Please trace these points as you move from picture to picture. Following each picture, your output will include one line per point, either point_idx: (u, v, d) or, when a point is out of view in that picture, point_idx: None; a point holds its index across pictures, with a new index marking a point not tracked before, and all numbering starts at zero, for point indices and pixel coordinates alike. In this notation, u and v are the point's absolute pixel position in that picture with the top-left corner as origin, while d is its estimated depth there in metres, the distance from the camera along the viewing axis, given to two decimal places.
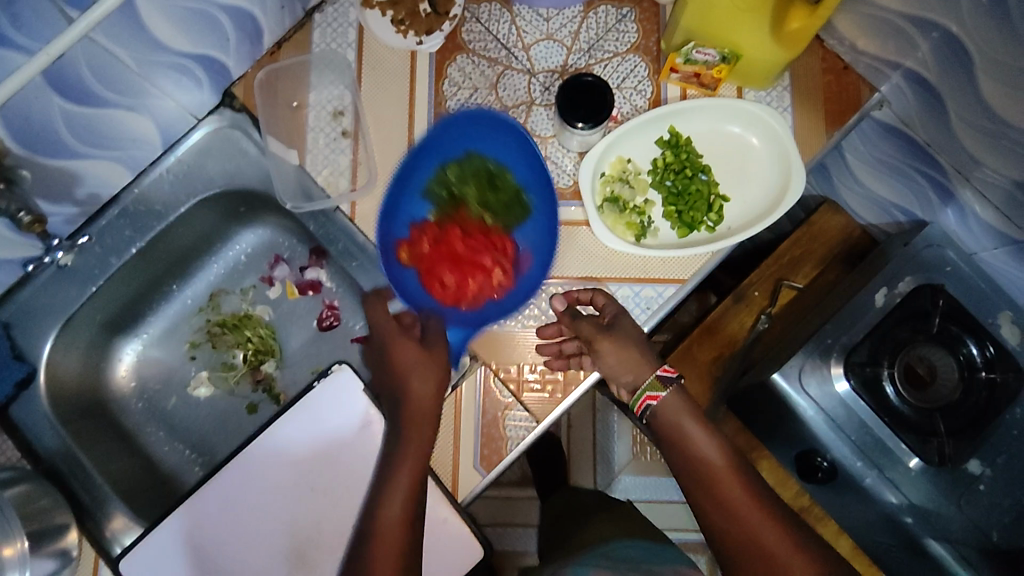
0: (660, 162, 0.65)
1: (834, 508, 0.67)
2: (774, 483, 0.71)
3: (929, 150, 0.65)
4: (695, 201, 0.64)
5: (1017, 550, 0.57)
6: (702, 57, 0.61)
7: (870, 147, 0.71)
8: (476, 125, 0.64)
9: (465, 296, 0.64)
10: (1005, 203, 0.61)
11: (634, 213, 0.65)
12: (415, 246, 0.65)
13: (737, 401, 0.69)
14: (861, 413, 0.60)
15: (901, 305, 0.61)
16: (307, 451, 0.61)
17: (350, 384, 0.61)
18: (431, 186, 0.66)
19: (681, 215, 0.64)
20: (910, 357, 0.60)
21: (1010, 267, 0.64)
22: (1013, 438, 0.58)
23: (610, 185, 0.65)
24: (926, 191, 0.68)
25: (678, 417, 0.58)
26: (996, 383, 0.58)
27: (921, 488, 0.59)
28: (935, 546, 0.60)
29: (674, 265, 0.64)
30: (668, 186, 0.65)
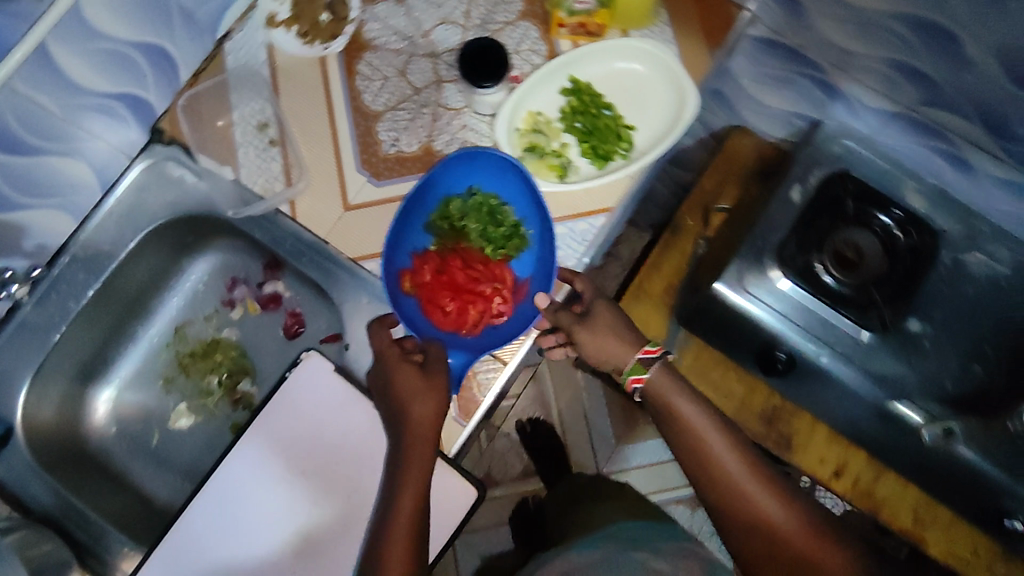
0: (567, 108, 0.67)
1: (804, 397, 0.76)
2: (745, 391, 0.80)
3: (803, 51, 0.70)
4: (605, 135, 0.66)
5: (965, 394, 0.68)
6: (582, 6, 0.66)
7: (755, 64, 0.75)
8: (479, 160, 0.64)
9: (465, 323, 0.62)
10: (883, 84, 0.66)
11: (552, 156, 0.67)
12: (415, 275, 0.64)
13: (691, 320, 0.77)
14: (805, 301, 0.70)
15: (818, 196, 0.72)
16: (291, 440, 0.62)
17: (321, 368, 0.63)
18: (433, 219, 0.65)
19: (596, 150, 0.66)
20: (836, 243, 0.71)
21: (902, 141, 0.71)
22: (938, 294, 0.69)
23: (526, 137, 0.67)
24: (813, 91, 0.73)
25: (664, 390, 0.55)
26: (915, 246, 0.70)
27: (877, 359, 0.70)
28: (899, 407, 0.69)
29: (598, 196, 0.65)
30: (579, 127, 0.66)
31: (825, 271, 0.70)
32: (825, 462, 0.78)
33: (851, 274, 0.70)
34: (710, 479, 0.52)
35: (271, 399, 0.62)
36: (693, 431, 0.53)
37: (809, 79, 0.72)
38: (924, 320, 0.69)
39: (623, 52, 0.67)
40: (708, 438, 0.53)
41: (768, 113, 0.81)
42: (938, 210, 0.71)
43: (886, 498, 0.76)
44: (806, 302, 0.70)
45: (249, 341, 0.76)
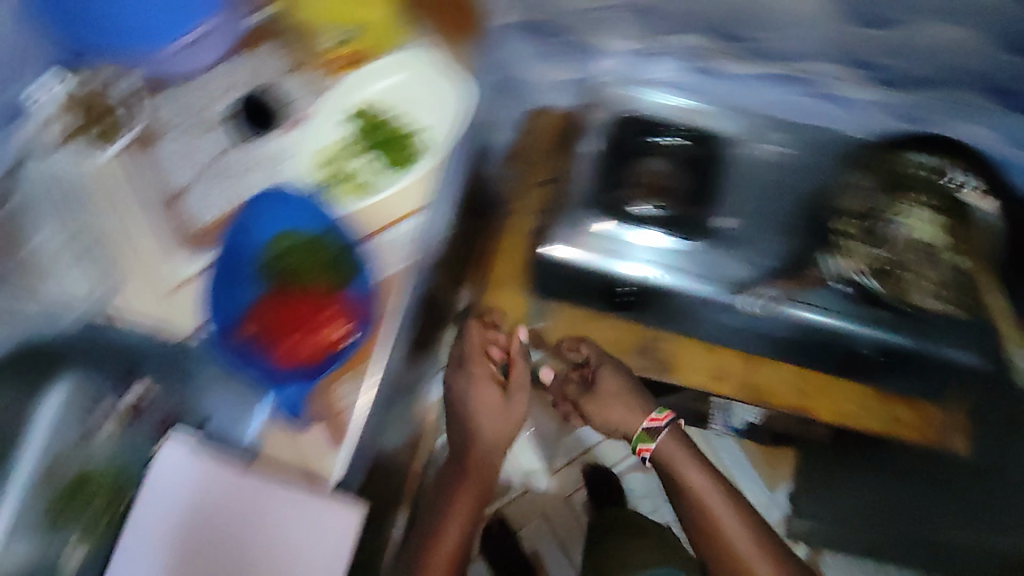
0: (353, 129, 0.68)
1: (663, 318, 0.79)
2: (612, 340, 0.83)
3: (545, 23, 0.76)
4: (395, 140, 0.68)
5: (793, 262, 0.74)
6: (334, 36, 0.71)
7: (518, 45, 0.81)
8: (287, 201, 0.65)
9: (308, 358, 0.61)
10: (636, 22, 0.73)
11: (350, 177, 0.67)
12: (249, 327, 0.62)
13: (549, 280, 0.78)
14: (630, 238, 0.74)
15: (604, 147, 0.78)
16: (167, 526, 0.60)
17: (187, 446, 0.61)
18: (253, 269, 0.63)
19: (391, 159, 0.68)
20: (637, 178, 0.76)
21: (662, 73, 0.79)
22: (735, 190, 0.77)
23: (325, 169, 0.67)
24: (572, 54, 0.79)
25: (676, 452, 0.85)
26: (700, 156, 0.77)
27: (722, 266, 0.75)
28: (743, 301, 0.73)
29: (403, 203, 0.67)
30: (370, 140, 0.68)
31: (634, 206, 0.75)
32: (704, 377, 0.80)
33: (659, 199, 0.75)
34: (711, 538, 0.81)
35: (140, 488, 0.60)
36: (698, 493, 0.83)
37: (567, 42, 0.78)
38: (732, 215, 0.76)
39: (371, 69, 0.70)
40: (709, 501, 0.83)
41: (549, 86, 0.84)
42: (714, 120, 0.79)
43: (764, 385, 0.79)
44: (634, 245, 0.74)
45: (130, 459, 0.62)
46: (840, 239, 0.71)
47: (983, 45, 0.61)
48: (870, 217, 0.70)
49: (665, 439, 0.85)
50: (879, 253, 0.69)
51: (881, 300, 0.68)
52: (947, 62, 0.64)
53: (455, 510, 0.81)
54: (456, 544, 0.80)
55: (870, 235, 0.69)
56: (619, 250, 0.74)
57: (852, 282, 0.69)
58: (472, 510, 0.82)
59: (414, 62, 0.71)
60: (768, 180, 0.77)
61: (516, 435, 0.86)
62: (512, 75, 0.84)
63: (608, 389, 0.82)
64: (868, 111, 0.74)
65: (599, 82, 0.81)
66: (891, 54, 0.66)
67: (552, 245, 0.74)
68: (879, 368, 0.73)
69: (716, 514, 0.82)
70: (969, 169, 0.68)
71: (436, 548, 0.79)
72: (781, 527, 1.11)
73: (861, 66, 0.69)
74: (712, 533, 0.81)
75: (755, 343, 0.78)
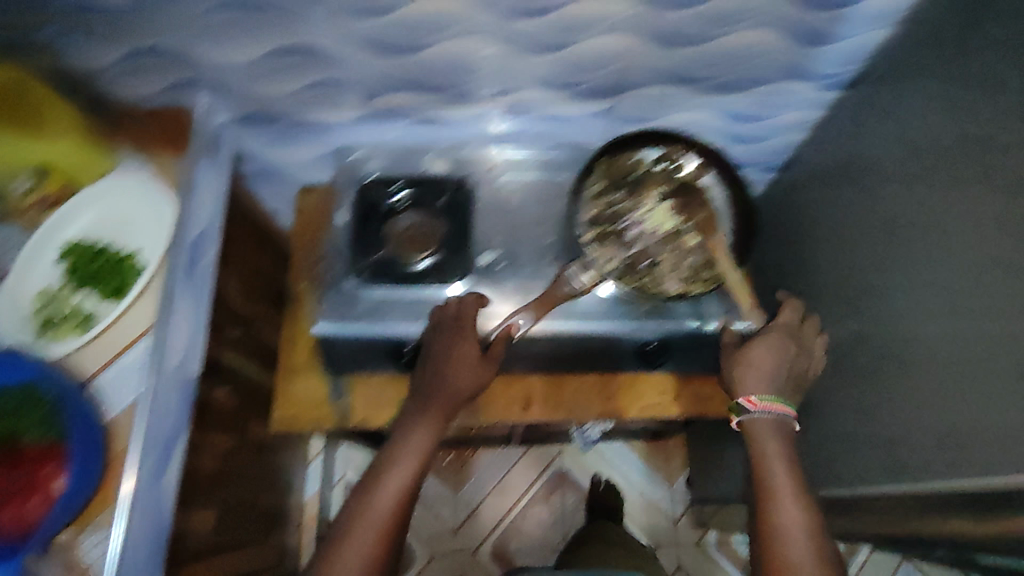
0: (67, 268, 0.73)
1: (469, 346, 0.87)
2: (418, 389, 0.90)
3: (252, 114, 0.83)
4: (113, 271, 0.74)
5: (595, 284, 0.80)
6: (29, 185, 0.71)
7: (241, 134, 0.87)
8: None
9: (26, 523, 0.62)
10: (367, 113, 0.84)
11: (74, 317, 0.71)
12: None
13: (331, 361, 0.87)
14: (389, 294, 0.84)
15: (357, 211, 0.86)
16: None
17: None
18: None
19: (112, 287, 0.74)
20: (392, 239, 0.85)
21: (388, 156, 0.89)
22: (507, 236, 0.87)
23: (42, 309, 0.70)
24: (293, 131, 0.87)
25: (768, 435, 0.70)
26: (457, 211, 0.87)
27: (504, 286, 0.85)
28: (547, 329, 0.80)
29: (139, 318, 0.73)
30: (85, 277, 0.73)
31: (405, 258, 0.84)
32: (513, 403, 0.90)
33: (427, 246, 0.85)
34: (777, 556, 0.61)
35: None
36: (768, 467, 0.67)
37: (304, 131, 0.87)
38: (491, 250, 0.86)
39: (232, 129, 0.85)
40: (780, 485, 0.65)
41: (299, 170, 0.97)
42: (473, 165, 0.89)
43: (575, 398, 0.90)
44: (408, 295, 0.84)
45: None
46: (596, 246, 0.80)
47: (651, 48, 0.73)
48: (617, 220, 0.82)
49: (762, 404, 0.71)
50: (630, 249, 0.80)
51: (653, 287, 0.78)
52: (671, 95, 0.81)
53: (404, 460, 0.73)
54: (400, 494, 0.71)
55: (614, 235, 0.81)
56: (382, 310, 0.83)
57: (625, 280, 0.78)
58: (411, 482, 0.72)
59: (257, 111, 0.82)
60: (538, 206, 0.88)
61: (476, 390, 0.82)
62: (271, 169, 0.96)
63: (760, 367, 0.73)
64: (622, 125, 0.88)
65: (349, 160, 0.88)
66: (629, 97, 0.82)
67: (368, 287, 0.83)
68: (659, 361, 0.86)
69: (784, 506, 0.64)
70: (693, 154, 0.83)
71: (370, 519, 0.69)
72: (688, 516, 1.42)
73: (583, 98, 0.82)
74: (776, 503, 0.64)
75: (565, 354, 0.85)
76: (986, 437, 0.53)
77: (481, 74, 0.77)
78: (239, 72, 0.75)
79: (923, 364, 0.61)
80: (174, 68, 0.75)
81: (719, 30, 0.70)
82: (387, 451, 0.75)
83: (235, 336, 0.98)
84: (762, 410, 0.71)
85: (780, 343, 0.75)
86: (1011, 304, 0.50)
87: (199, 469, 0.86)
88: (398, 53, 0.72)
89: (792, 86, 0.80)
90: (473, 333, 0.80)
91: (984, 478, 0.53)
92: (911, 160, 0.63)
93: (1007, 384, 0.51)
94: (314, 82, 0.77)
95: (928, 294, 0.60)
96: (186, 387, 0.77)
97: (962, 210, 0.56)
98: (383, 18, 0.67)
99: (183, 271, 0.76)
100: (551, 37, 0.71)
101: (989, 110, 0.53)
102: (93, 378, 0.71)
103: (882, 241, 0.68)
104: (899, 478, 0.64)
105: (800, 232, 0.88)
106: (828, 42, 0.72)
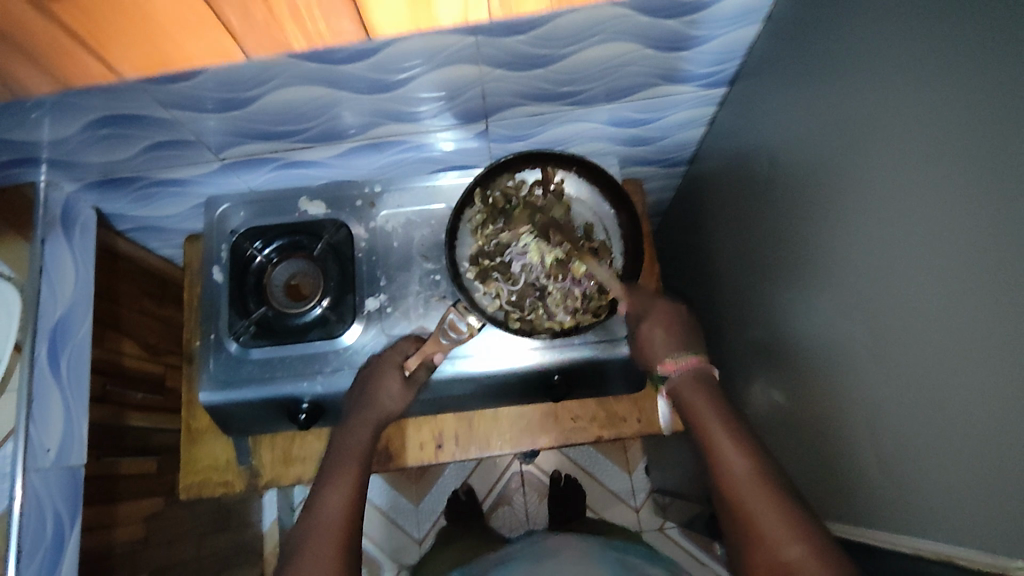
0: None
1: None
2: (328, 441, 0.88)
3: (107, 178, 0.77)
4: None
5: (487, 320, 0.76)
6: None
7: (100, 198, 0.81)
8: None
9: None
10: (230, 163, 0.79)
11: None
12: None
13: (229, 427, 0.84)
14: (275, 352, 0.79)
15: (232, 268, 0.82)
16: None
17: None
18: None
19: None
20: (271, 293, 0.81)
21: (262, 202, 0.85)
22: (393, 272, 0.83)
23: None
24: (156, 188, 0.82)
25: (692, 396, 0.66)
26: (337, 253, 0.82)
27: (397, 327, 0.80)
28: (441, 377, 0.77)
29: None
30: None
31: (286, 312, 0.80)
32: (426, 444, 0.87)
33: (310, 296, 0.81)
34: (755, 542, 0.55)
35: None
36: (711, 442, 0.62)
37: (164, 188, 0.82)
38: (376, 292, 0.82)
39: (86, 196, 0.80)
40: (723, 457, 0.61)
41: (178, 221, 0.92)
42: (350, 202, 0.85)
43: (486, 434, 0.87)
44: (294, 350, 0.79)
45: None
46: (479, 285, 0.77)
47: (517, 73, 0.67)
48: (500, 253, 0.78)
49: (678, 364, 0.68)
50: (514, 284, 0.77)
51: (543, 324, 0.76)
52: (544, 112, 0.77)
53: (337, 479, 0.66)
54: (348, 504, 0.64)
55: (496, 271, 0.78)
56: (266, 373, 0.78)
57: (512, 321, 0.75)
58: (352, 498, 0.65)
59: (106, 177, 0.77)
60: (423, 238, 0.84)
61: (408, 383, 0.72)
62: (148, 223, 0.91)
63: (657, 339, 0.71)
64: (504, 143, 0.84)
65: (217, 213, 0.85)
66: (497, 119, 0.77)
67: (251, 350, 0.79)
68: (568, 392, 0.82)
69: (743, 487, 0.58)
70: (574, 173, 0.80)
71: (326, 533, 0.61)
72: (649, 501, 1.43)
73: (462, 121, 0.77)
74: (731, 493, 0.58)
75: (472, 394, 0.82)
76: (929, 489, 0.49)
77: (336, 113, 0.70)
78: (70, 145, 0.69)
79: (853, 398, 0.57)
80: (14, 152, 0.69)
81: (571, 48, 0.64)
82: (319, 479, 0.67)
83: (140, 398, 0.96)
84: (678, 369, 0.68)
85: (667, 314, 0.72)
86: (931, 345, 0.46)
87: (115, 544, 0.84)
88: (233, 107, 0.66)
89: (673, 88, 0.76)
90: (390, 360, 0.72)
91: (940, 539, 0.48)
92: (831, 170, 0.58)
93: (943, 441, 0.46)
94: (158, 141, 0.71)
95: (853, 315, 0.56)
96: (68, 481, 0.74)
97: (879, 233, 0.51)
98: (195, 82, 0.60)
99: (46, 365, 0.73)
100: (393, 75, 0.64)
101: (902, 122, 0.47)
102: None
103: (810, 251, 0.64)
104: (855, 516, 0.60)
105: (735, 226, 0.84)
106: (694, 46, 0.68)
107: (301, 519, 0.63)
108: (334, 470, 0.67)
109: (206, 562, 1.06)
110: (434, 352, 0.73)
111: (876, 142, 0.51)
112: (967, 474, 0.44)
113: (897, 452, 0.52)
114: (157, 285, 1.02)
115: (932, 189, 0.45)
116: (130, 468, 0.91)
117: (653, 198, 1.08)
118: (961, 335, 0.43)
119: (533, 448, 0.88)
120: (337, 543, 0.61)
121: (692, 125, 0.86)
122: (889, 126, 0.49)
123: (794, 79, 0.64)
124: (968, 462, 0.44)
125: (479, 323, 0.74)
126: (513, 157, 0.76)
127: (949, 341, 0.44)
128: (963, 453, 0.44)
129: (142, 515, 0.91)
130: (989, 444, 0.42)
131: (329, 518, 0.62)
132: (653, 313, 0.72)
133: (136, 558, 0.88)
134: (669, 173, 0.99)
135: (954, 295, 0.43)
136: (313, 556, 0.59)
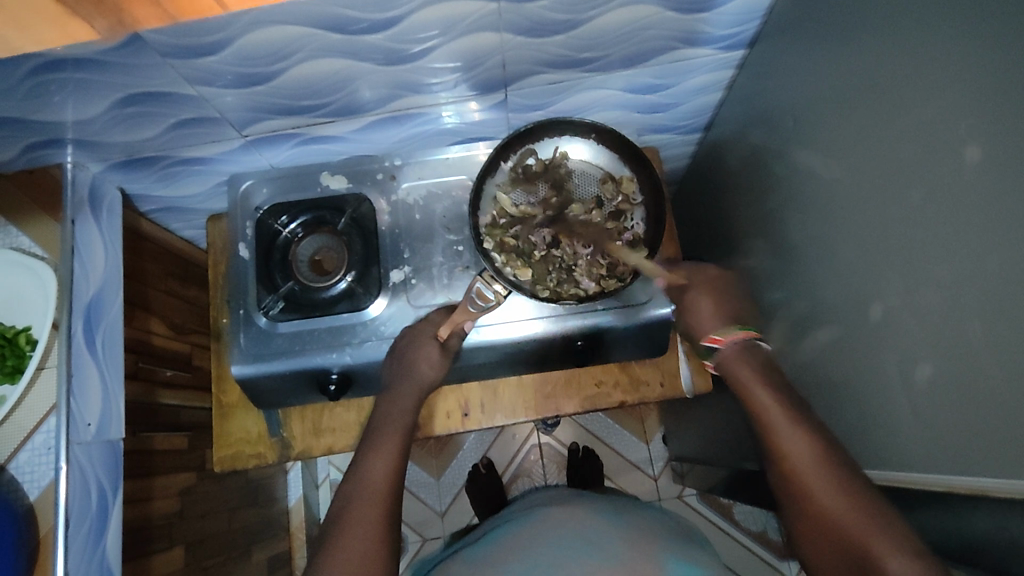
0: None
1: None
2: (358, 412, 0.90)
3: (136, 156, 0.78)
4: None
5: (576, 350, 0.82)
6: None
7: (127, 178, 0.83)
8: None
9: None
10: (256, 142, 0.80)
11: None
12: None
13: (260, 400, 0.86)
14: (302, 326, 0.80)
15: (257, 243, 0.83)
16: None
17: None
18: None
19: None
20: (299, 267, 0.82)
21: (285, 180, 0.87)
22: (415, 244, 0.84)
23: None
24: (179, 167, 0.83)
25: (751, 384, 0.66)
26: (362, 226, 0.83)
27: (422, 297, 0.82)
28: (471, 342, 0.79)
29: (40, 401, 0.72)
30: None
31: (313, 284, 0.81)
32: (452, 412, 0.89)
33: (335, 271, 0.82)
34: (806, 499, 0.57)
35: None
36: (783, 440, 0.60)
37: (186, 167, 0.83)
38: (401, 264, 0.83)
39: (110, 176, 0.81)
40: (778, 428, 0.61)
41: (199, 201, 0.93)
42: (370, 176, 0.86)
43: (510, 402, 0.90)
44: (319, 325, 0.80)
45: None
46: (496, 255, 0.78)
47: (538, 41, 0.68)
48: (519, 222, 0.79)
49: (725, 338, 0.69)
50: (530, 258, 0.79)
51: (569, 290, 0.78)
52: (563, 79, 0.77)
53: (380, 449, 0.69)
54: (391, 470, 0.67)
55: (512, 241, 0.79)
56: (297, 346, 0.80)
57: (538, 290, 0.77)
58: (395, 465, 0.68)
59: (129, 156, 0.78)
60: (444, 211, 0.85)
61: (450, 347, 0.75)
62: (170, 204, 0.92)
63: (702, 308, 0.72)
64: (522, 114, 0.84)
65: (241, 190, 0.87)
66: (515, 88, 0.78)
67: (280, 324, 0.80)
68: (590, 357, 0.84)
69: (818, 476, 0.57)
70: (592, 140, 0.81)
71: (371, 499, 0.64)
72: (667, 470, 1.46)
73: (479, 92, 0.77)
74: (784, 456, 0.60)
75: (496, 361, 0.84)
76: (954, 431, 0.50)
77: (356, 86, 0.71)
78: (95, 125, 0.70)
79: (877, 346, 0.58)
80: (39, 134, 0.70)
81: (591, 11, 0.65)
82: (361, 446, 0.71)
83: (169, 376, 0.98)
84: (727, 342, 0.69)
85: (714, 282, 0.74)
86: (959, 286, 0.47)
87: (154, 516, 0.86)
88: (257, 82, 0.67)
89: (690, 52, 0.76)
90: (425, 333, 0.75)
91: (967, 475, 0.49)
92: (855, 125, 0.59)
93: (969, 382, 0.47)
94: (185, 118, 0.72)
95: (876, 268, 0.57)
96: (109, 454, 0.76)
97: (903, 183, 0.52)
98: (217, 56, 0.61)
99: (82, 342, 0.75)
100: (413, 45, 0.65)
101: (934, 74, 0.48)
102: (8, 461, 0.70)
103: (825, 207, 0.65)
104: (876, 464, 0.61)
105: (748, 192, 0.85)
106: (712, 8, 0.68)
107: (346, 483, 0.67)
108: (378, 437, 0.70)
109: (238, 535, 1.09)
110: (464, 320, 0.75)
111: (904, 95, 0.52)
112: (990, 409, 0.45)
113: (923, 400, 0.53)
114: (181, 266, 1.04)
115: (961, 136, 0.46)
116: (164, 443, 0.93)
117: (667, 166, 1.09)
118: (994, 278, 0.44)
119: (557, 414, 0.90)
120: (381, 516, 0.63)
121: (707, 91, 0.86)
122: (917, 73, 0.50)
123: (812, 38, 0.64)
124: (992, 396, 0.45)
125: (506, 290, 0.75)
126: (533, 126, 0.77)
127: (976, 280, 0.46)
128: (988, 387, 0.45)
129: (176, 489, 0.93)
130: (1012, 377, 0.43)
131: (373, 484, 0.65)
132: (700, 279, 0.74)
133: (174, 530, 0.90)
134: (685, 141, 1.00)
135: (973, 234, 0.45)
136: (355, 523, 0.62)
